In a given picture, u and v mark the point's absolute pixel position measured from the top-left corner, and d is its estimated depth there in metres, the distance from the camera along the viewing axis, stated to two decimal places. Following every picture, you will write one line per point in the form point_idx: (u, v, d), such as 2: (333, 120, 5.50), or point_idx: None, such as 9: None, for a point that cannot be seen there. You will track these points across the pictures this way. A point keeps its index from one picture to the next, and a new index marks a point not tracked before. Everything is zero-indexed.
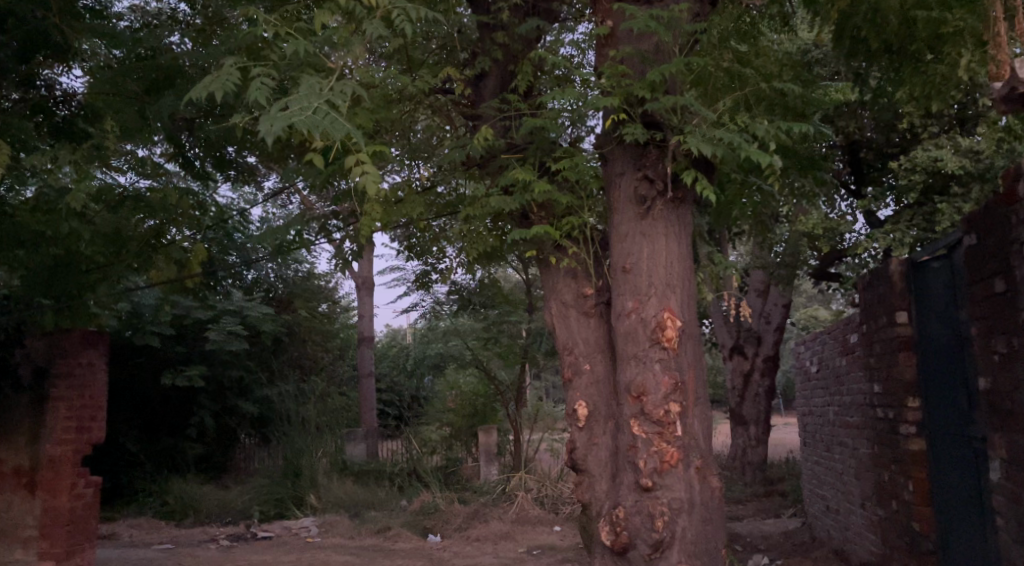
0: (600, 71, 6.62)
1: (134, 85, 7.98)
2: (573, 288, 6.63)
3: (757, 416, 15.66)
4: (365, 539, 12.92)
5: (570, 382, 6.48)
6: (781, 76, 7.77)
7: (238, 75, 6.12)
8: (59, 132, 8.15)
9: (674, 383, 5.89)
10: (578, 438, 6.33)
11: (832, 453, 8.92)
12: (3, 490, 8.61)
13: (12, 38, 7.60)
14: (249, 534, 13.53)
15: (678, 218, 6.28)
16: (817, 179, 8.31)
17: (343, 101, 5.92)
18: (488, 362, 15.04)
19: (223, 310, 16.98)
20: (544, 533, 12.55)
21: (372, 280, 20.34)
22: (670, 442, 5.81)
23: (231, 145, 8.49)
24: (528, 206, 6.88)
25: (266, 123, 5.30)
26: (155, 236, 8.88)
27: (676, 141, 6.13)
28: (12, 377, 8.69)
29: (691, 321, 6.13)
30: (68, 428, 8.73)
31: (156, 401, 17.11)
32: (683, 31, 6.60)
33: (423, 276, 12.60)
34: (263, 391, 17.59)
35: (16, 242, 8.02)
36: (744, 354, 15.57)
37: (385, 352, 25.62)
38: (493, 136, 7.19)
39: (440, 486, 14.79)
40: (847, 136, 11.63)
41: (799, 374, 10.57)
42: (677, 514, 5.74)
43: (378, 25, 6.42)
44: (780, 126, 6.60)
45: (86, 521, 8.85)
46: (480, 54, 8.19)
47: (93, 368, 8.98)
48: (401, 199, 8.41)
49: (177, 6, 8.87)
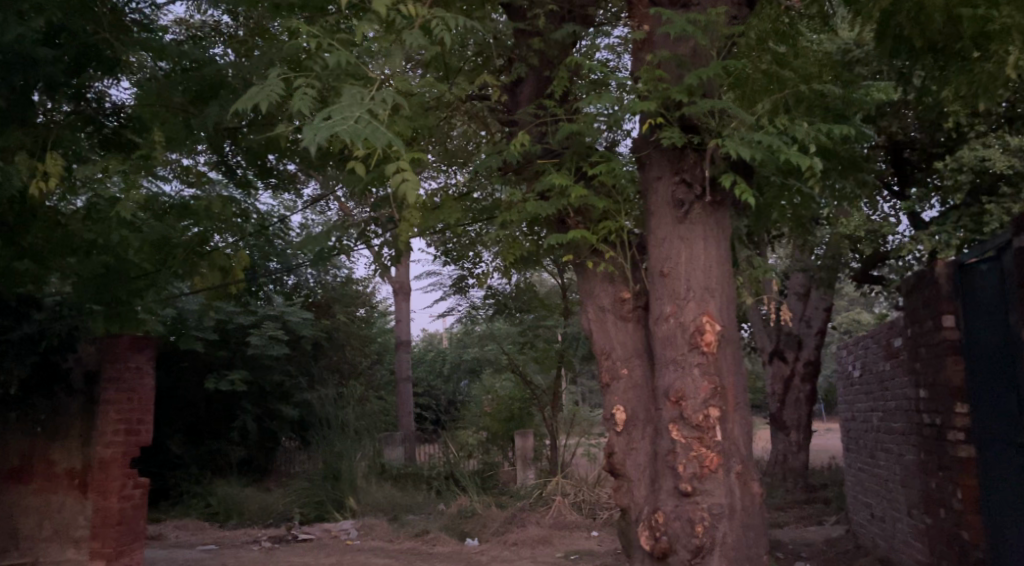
0: (638, 76, 6.62)
1: (179, 98, 8.14)
2: (610, 292, 6.62)
3: (797, 421, 15.48)
4: (403, 543, 12.98)
5: (608, 386, 6.47)
6: (821, 77, 7.71)
7: (282, 87, 6.23)
8: (110, 142, 8.42)
9: (714, 388, 5.86)
10: (617, 442, 6.32)
11: (877, 460, 8.79)
12: (57, 490, 8.85)
13: (65, 53, 7.85)
14: (291, 535, 13.69)
15: (717, 222, 6.25)
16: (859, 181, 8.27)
17: (384, 109, 5.97)
18: (524, 366, 15.07)
19: (264, 315, 17.18)
20: (582, 539, 12.51)
21: (409, 284, 20.46)
22: (710, 446, 5.78)
23: (272, 154, 8.60)
24: (564, 211, 6.88)
25: (309, 132, 5.37)
26: (200, 243, 8.79)
27: (714, 145, 6.11)
28: (64, 381, 9.05)
29: (730, 325, 6.09)
30: (117, 431, 8.86)
31: (200, 405, 17.30)
32: (721, 34, 6.57)
33: (460, 280, 12.76)
34: (303, 395, 17.72)
35: (68, 250, 8.26)
36: (785, 358, 15.40)
37: (422, 355, 25.73)
38: (529, 142, 7.21)
39: (478, 489, 14.77)
40: (889, 137, 11.49)
41: (841, 379, 10.46)
42: (718, 520, 5.70)
43: (418, 35, 6.55)
44: (821, 128, 6.55)
45: (136, 521, 9.01)
46: (517, 60, 8.24)
47: (141, 373, 9.11)
48: (437, 205, 8.45)
49: (221, 18, 8.99)
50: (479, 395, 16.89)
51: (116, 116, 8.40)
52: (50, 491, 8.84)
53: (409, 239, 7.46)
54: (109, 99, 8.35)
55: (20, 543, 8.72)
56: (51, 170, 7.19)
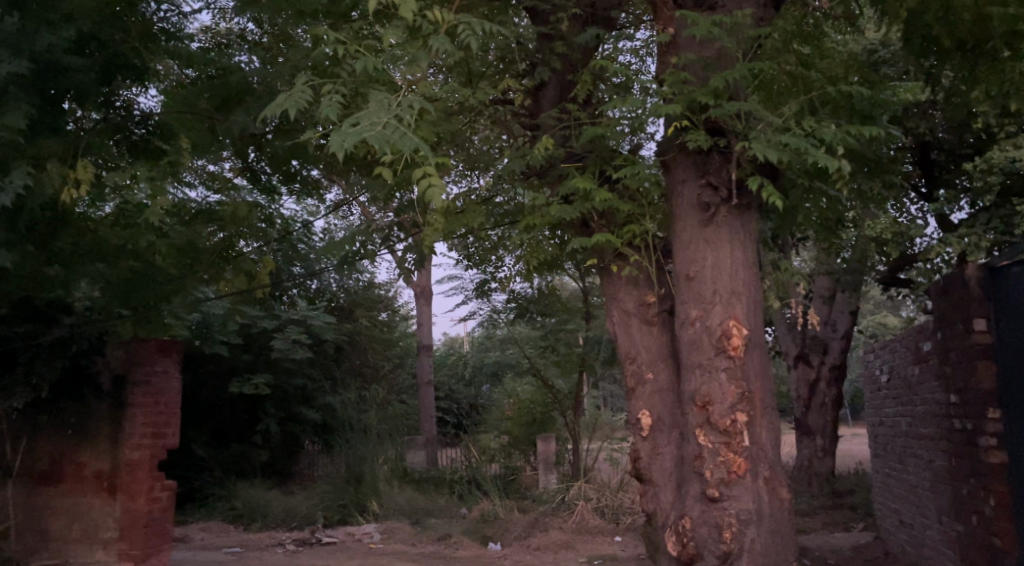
0: (662, 79, 6.59)
1: (205, 103, 8.23)
2: (635, 296, 6.58)
3: (823, 426, 15.34)
4: (426, 547, 12.99)
5: (633, 391, 6.43)
6: (847, 79, 7.65)
7: (309, 94, 6.28)
8: (138, 148, 8.38)
9: (740, 393, 5.81)
10: (642, 447, 6.28)
11: (905, 465, 8.69)
12: (86, 492, 8.99)
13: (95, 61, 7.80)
14: (315, 538, 13.73)
15: (743, 225, 6.21)
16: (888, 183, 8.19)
17: (412, 115, 6.02)
18: (545, 370, 15.08)
19: (288, 319, 17.24)
20: (605, 544, 12.42)
21: (430, 289, 20.50)
22: (737, 452, 5.73)
23: (296, 160, 8.62)
24: (588, 215, 6.86)
25: (337, 138, 5.42)
26: (226, 249, 8.92)
27: (741, 148, 6.06)
28: (92, 384, 9.12)
29: (757, 329, 6.04)
30: (145, 434, 8.96)
31: (224, 408, 17.39)
32: (747, 36, 6.53)
33: (483, 285, 12.78)
34: (326, 399, 17.77)
35: (96, 257, 8.08)
36: (809, 362, 15.26)
37: (444, 359, 25.75)
38: (552, 145, 7.20)
39: (500, 493, 14.75)
40: (916, 138, 11.34)
41: (868, 384, 10.36)
42: (746, 526, 5.65)
43: (444, 40, 6.52)
44: (850, 130, 6.47)
45: (162, 524, 9.08)
46: (539, 65, 8.28)
47: (168, 376, 9.27)
48: (461, 209, 8.46)
49: (246, 26, 9.08)
50: (500, 398, 16.83)
51: (144, 125, 8.36)
52: (78, 493, 9.01)
53: (433, 244, 7.47)
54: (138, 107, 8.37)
55: (51, 544, 8.97)
56: (82, 178, 7.25)
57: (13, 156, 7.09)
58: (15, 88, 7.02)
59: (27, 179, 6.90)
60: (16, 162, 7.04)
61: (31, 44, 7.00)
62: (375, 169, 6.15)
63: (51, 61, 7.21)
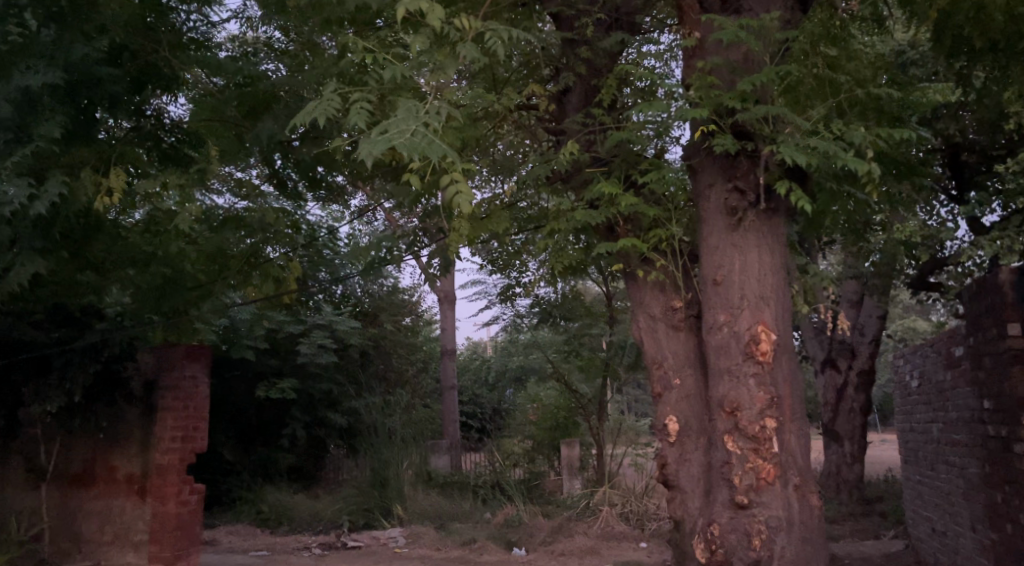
0: (689, 83, 6.55)
1: (233, 111, 8.28)
2: (662, 301, 6.54)
3: (851, 432, 15.18)
4: (451, 552, 12.99)
5: (660, 397, 6.39)
6: (876, 81, 7.58)
7: (339, 101, 6.29)
8: (167, 156, 8.51)
9: (770, 398, 5.76)
10: (669, 453, 6.24)
11: (937, 472, 8.58)
12: (117, 495, 9.07)
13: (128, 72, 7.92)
14: (340, 543, 13.77)
15: (772, 229, 6.16)
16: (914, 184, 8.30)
17: (440, 121, 6.00)
18: (569, 375, 15.04)
19: (313, 323, 17.32)
20: (630, 550, 12.36)
21: (454, 293, 20.50)
22: (766, 458, 5.69)
23: (321, 166, 8.65)
24: (613, 220, 6.83)
25: (366, 147, 5.47)
26: (253, 255, 8.86)
27: (769, 151, 6.02)
28: (123, 388, 9.20)
29: (786, 334, 5.99)
30: (174, 438, 9.00)
31: (251, 412, 17.46)
32: (775, 39, 6.47)
33: (507, 289, 12.80)
34: (351, 403, 17.84)
35: (129, 262, 8.34)
36: (837, 367, 15.10)
37: (467, 363, 25.75)
38: (578, 150, 7.17)
39: (524, 498, 14.68)
40: (946, 140, 11.11)
41: (898, 389, 10.24)
42: (776, 533, 5.60)
43: (471, 48, 6.56)
44: (880, 133, 6.38)
45: (192, 526, 9.14)
46: (564, 70, 8.25)
47: (197, 381, 9.22)
48: (486, 214, 8.46)
49: (272, 33, 9.14)
50: (524, 402, 16.80)
51: (175, 131, 8.54)
52: (110, 495, 9.10)
53: (458, 249, 7.45)
54: (168, 115, 8.53)
55: (83, 546, 9.12)
56: (115, 185, 7.29)
57: (49, 166, 7.35)
58: (50, 99, 7.24)
59: (62, 187, 7.00)
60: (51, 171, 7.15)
61: (65, 55, 7.07)
62: (404, 176, 6.19)
63: (84, 72, 7.26)
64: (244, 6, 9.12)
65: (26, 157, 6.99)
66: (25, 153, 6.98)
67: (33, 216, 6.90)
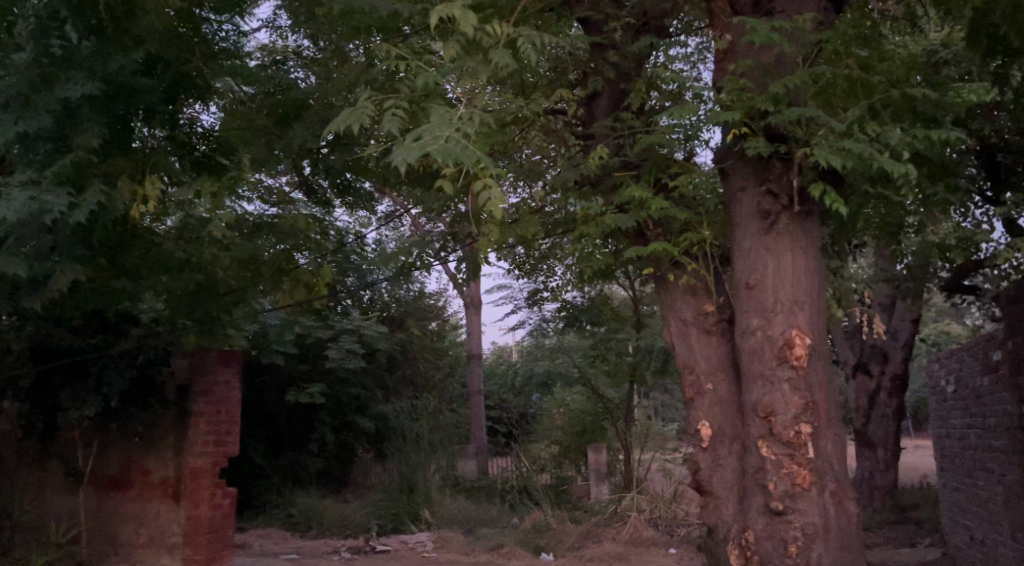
0: (720, 86, 6.52)
1: (264, 120, 8.47)
2: (693, 305, 6.49)
3: (885, 438, 15.01)
4: (480, 557, 13.00)
5: (692, 401, 6.34)
6: (910, 81, 7.50)
7: (372, 108, 6.30)
8: (200, 165, 8.46)
9: (805, 404, 5.70)
10: (702, 459, 6.18)
11: (975, 479, 8.46)
12: (153, 498, 9.17)
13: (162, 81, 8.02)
14: (369, 546, 13.83)
15: (806, 232, 6.09)
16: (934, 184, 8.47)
17: (473, 127, 6.02)
18: (595, 379, 14.92)
19: (341, 328, 17.42)
20: (659, 556, 12.25)
21: (480, 297, 20.52)
22: (802, 464, 5.63)
23: (350, 173, 8.72)
24: (644, 223, 6.81)
25: (401, 153, 5.50)
26: (285, 261, 8.94)
27: (803, 154, 5.96)
28: (158, 393, 9.23)
29: (821, 338, 5.92)
30: (207, 442, 9.15)
31: (281, 416, 17.58)
32: (807, 41, 6.41)
33: (535, 293, 12.79)
34: (378, 408, 17.96)
35: (162, 270, 8.31)
36: (869, 372, 14.91)
37: (493, 368, 25.77)
38: (607, 154, 7.13)
39: (552, 503, 14.63)
40: (980, 140, 10.26)
41: (933, 394, 10.10)
42: (813, 540, 5.53)
43: (503, 54, 6.52)
44: (916, 135, 6.30)
45: (224, 530, 9.27)
46: (592, 74, 8.21)
47: (229, 386, 9.48)
48: (515, 219, 8.48)
49: (301, 43, 9.24)
50: (550, 407, 16.78)
51: (206, 141, 8.61)
52: (146, 499, 9.19)
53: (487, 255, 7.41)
54: (201, 124, 8.63)
55: (119, 548, 9.18)
56: (151, 194, 7.45)
57: (89, 174, 7.28)
58: (88, 110, 7.20)
59: (100, 196, 7.01)
60: (90, 179, 7.19)
61: (104, 66, 7.14)
62: (437, 183, 6.19)
63: (121, 83, 7.38)
64: (274, 15, 9.22)
65: (66, 166, 7.04)
66: (66, 163, 7.03)
67: (74, 224, 6.96)
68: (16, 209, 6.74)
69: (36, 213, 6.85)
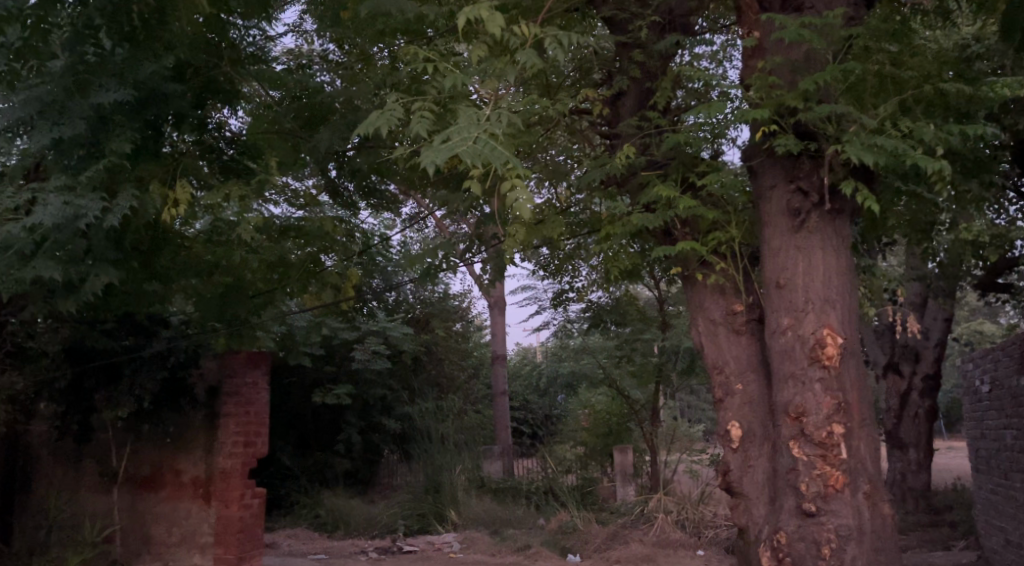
0: (748, 84, 6.45)
1: (290, 124, 8.52)
2: (722, 305, 6.42)
3: (917, 439, 14.82)
4: (506, 557, 12.97)
5: (721, 402, 6.27)
6: (942, 76, 7.37)
7: (400, 111, 6.25)
8: (228, 169, 8.55)
9: (837, 404, 5.63)
10: (732, 460, 6.11)
11: (1011, 481, 8.33)
12: (184, 498, 9.23)
13: (192, 87, 8.11)
14: (396, 547, 13.85)
15: (836, 230, 6.02)
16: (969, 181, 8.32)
17: (503, 128, 5.96)
18: (621, 380, 14.83)
19: (367, 330, 17.47)
20: (687, 558, 12.15)
21: (504, 298, 20.49)
22: (834, 465, 5.56)
23: (375, 175, 8.77)
24: (671, 223, 6.76)
25: (429, 155, 5.47)
26: (311, 262, 9.03)
27: (833, 151, 5.88)
28: (188, 394, 9.35)
29: (853, 338, 5.84)
30: (237, 443, 9.17)
31: (308, 418, 17.65)
32: (838, 37, 6.33)
33: (560, 294, 12.74)
34: (404, 409, 17.98)
35: (193, 273, 8.38)
36: (901, 372, 14.71)
37: (518, 369, 25.75)
38: (633, 153, 7.06)
39: (578, 504, 14.56)
40: (1014, 136, 10.09)
41: (967, 394, 9.96)
42: (846, 542, 5.47)
43: (531, 53, 6.46)
44: (950, 131, 6.22)
45: (255, 530, 9.25)
46: (618, 74, 8.14)
47: (257, 387, 9.45)
48: (541, 219, 8.44)
49: (326, 47, 9.26)
50: (575, 408, 16.72)
51: (234, 145, 8.67)
52: (177, 498, 9.25)
53: (513, 255, 7.34)
54: (229, 128, 8.68)
55: (154, 547, 9.22)
56: (182, 197, 7.46)
57: (121, 179, 7.35)
58: (120, 115, 7.27)
59: (134, 200, 7.07)
60: (123, 184, 7.23)
61: (135, 72, 7.27)
62: (466, 183, 6.11)
63: (152, 88, 7.47)
64: (299, 20, 9.28)
65: (99, 172, 7.09)
66: (99, 168, 7.07)
67: (107, 228, 7.01)
68: (53, 214, 6.78)
69: (71, 218, 6.89)
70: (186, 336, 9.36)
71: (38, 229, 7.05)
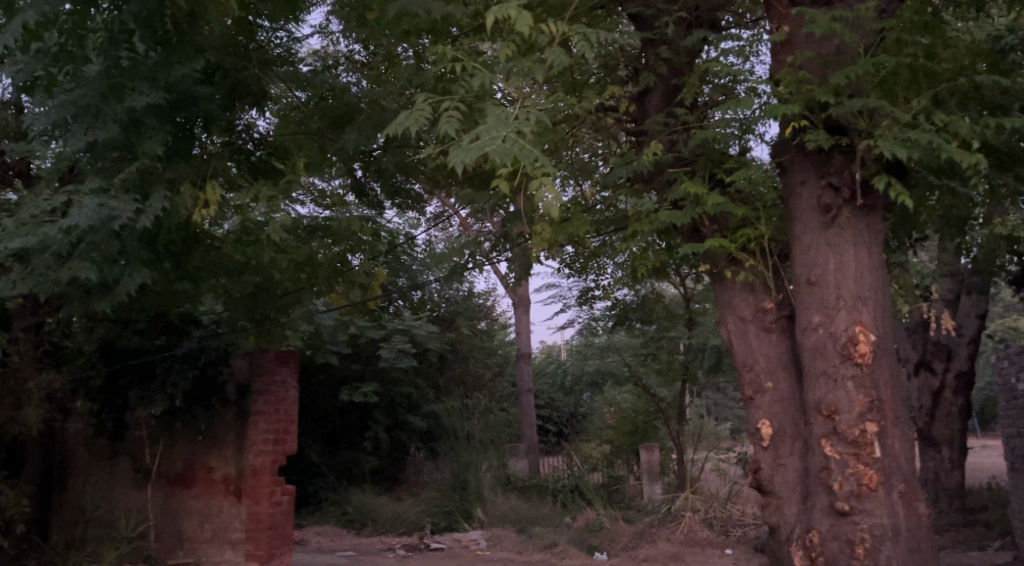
0: (778, 79, 6.39)
1: (317, 122, 8.64)
2: (752, 303, 6.36)
3: (949, 437, 14.62)
4: (532, 556, 12.92)
5: (752, 400, 6.21)
6: (977, 67, 7.24)
7: (428, 111, 6.25)
8: (256, 169, 8.57)
9: (870, 402, 5.57)
10: (763, 458, 6.05)
11: None
12: (215, 495, 9.30)
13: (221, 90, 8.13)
14: (423, 545, 13.88)
15: (868, 226, 5.95)
16: (1003, 175, 8.17)
17: (530, 127, 5.96)
18: (646, 378, 14.77)
19: (393, 329, 17.59)
20: (716, 557, 12.06)
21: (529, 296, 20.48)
22: (868, 464, 5.49)
23: (401, 174, 8.87)
24: (699, 220, 6.70)
25: (458, 154, 5.48)
26: (339, 261, 9.14)
27: (865, 146, 5.81)
28: (219, 393, 9.41)
29: (887, 335, 5.77)
30: (266, 441, 9.22)
31: (336, 416, 17.73)
32: (869, 30, 6.25)
33: (586, 292, 12.73)
34: (430, 407, 18.01)
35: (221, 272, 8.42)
36: (932, 369, 14.52)
37: (543, 368, 25.72)
38: (661, 150, 7.03)
39: (605, 502, 14.52)
40: None
41: (1003, 392, 9.79)
42: (881, 542, 5.40)
43: (559, 53, 6.44)
44: (985, 124, 6.13)
45: (285, 526, 9.28)
46: (645, 70, 8.08)
47: (286, 386, 9.46)
48: (568, 218, 8.42)
49: (352, 48, 9.31)
50: (601, 406, 16.66)
51: (262, 146, 8.64)
52: (208, 496, 9.32)
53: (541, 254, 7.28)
54: (256, 130, 8.63)
55: (185, 543, 9.32)
56: (212, 198, 7.47)
57: (154, 181, 7.42)
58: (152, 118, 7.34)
59: (165, 201, 7.13)
60: (154, 186, 7.30)
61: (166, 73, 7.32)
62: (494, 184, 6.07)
63: (182, 91, 7.51)
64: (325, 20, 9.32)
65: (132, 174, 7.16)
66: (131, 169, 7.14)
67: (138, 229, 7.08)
68: (87, 216, 6.77)
69: (105, 219, 6.89)
70: (216, 335, 9.42)
71: (72, 230, 7.11)
